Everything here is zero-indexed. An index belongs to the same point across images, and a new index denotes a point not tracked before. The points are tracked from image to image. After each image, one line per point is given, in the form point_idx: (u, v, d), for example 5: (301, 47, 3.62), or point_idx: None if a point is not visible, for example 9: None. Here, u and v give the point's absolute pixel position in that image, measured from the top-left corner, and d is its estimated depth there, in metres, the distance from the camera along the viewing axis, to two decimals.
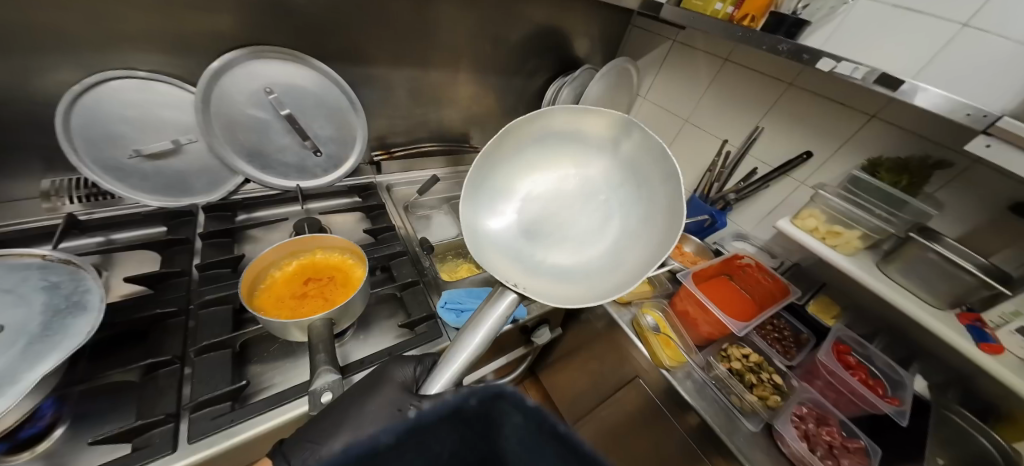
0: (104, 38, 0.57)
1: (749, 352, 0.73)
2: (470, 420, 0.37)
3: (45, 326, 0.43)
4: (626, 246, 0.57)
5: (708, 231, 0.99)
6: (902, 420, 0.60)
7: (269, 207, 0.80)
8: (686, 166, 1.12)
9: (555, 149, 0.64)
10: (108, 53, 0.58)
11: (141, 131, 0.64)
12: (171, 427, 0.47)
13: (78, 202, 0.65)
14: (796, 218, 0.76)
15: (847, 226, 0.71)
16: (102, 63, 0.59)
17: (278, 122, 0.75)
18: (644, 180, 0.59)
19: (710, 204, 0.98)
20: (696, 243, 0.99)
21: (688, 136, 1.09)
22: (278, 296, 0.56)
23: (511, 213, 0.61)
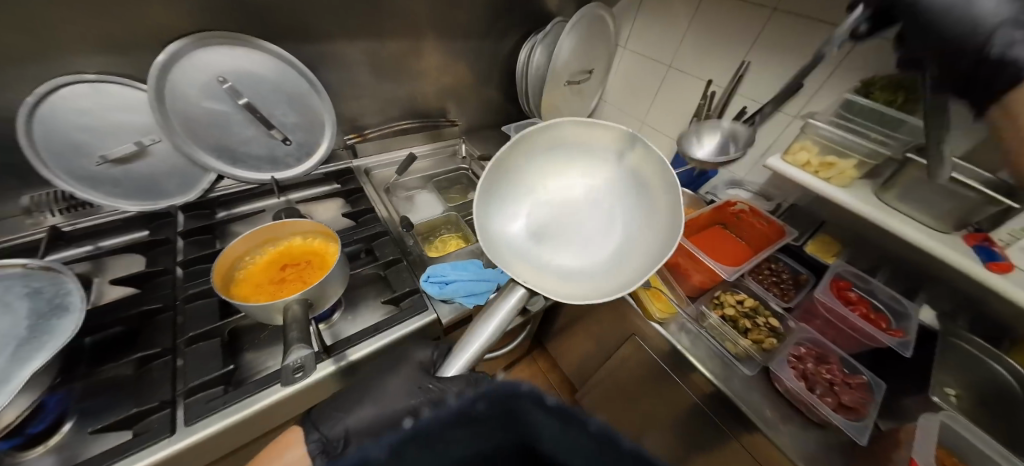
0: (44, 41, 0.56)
1: (743, 297, 0.71)
2: (485, 423, 0.40)
3: (32, 328, 0.44)
4: (638, 257, 0.50)
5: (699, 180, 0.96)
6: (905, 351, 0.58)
7: (247, 202, 0.80)
8: (672, 116, 1.07)
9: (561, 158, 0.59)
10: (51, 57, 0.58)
11: (103, 136, 0.64)
12: (167, 413, 0.49)
13: (58, 215, 0.66)
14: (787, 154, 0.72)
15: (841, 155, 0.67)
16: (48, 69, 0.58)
17: (238, 113, 0.74)
18: (654, 188, 0.55)
19: None
20: (688, 194, 0.95)
21: (671, 84, 1.03)
22: (256, 282, 0.57)
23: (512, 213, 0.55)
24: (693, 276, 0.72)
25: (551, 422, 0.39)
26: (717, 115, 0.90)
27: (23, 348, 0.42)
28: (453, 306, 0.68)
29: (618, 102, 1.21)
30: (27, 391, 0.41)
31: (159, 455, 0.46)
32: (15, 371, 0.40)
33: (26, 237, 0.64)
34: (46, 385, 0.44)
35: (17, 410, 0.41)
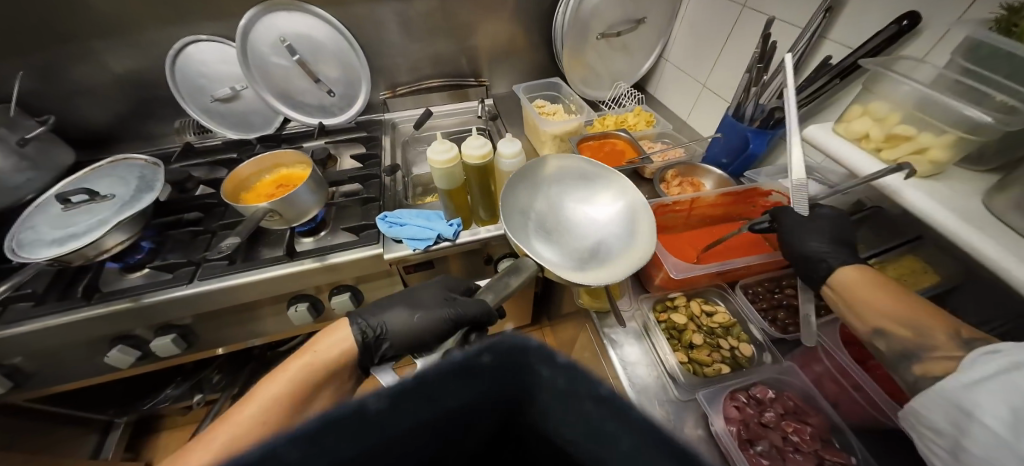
0: (185, 14, 0.86)
1: (715, 310, 0.54)
2: (481, 382, 0.23)
3: (133, 196, 0.70)
4: (595, 266, 0.53)
5: (740, 159, 0.73)
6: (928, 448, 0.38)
7: (299, 141, 0.96)
8: (730, 77, 0.83)
9: (583, 174, 0.65)
10: (189, 24, 0.88)
11: (213, 81, 0.93)
12: (191, 269, 0.69)
13: (193, 135, 0.98)
14: (839, 122, 0.53)
15: (924, 125, 0.45)
16: (188, 33, 0.89)
17: (295, 68, 0.92)
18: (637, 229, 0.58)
19: (745, 123, 0.70)
20: (716, 176, 0.74)
21: (741, 32, 0.78)
22: (256, 195, 0.72)
23: (522, 195, 0.63)
24: (654, 274, 0.56)
25: (565, 391, 0.23)
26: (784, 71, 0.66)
27: (125, 205, 0.68)
28: (401, 246, 0.73)
29: (679, 61, 0.98)
30: (122, 229, 0.67)
31: (179, 293, 0.66)
32: (116, 216, 0.66)
33: (176, 147, 0.98)
34: (137, 231, 0.69)
35: (117, 240, 0.67)
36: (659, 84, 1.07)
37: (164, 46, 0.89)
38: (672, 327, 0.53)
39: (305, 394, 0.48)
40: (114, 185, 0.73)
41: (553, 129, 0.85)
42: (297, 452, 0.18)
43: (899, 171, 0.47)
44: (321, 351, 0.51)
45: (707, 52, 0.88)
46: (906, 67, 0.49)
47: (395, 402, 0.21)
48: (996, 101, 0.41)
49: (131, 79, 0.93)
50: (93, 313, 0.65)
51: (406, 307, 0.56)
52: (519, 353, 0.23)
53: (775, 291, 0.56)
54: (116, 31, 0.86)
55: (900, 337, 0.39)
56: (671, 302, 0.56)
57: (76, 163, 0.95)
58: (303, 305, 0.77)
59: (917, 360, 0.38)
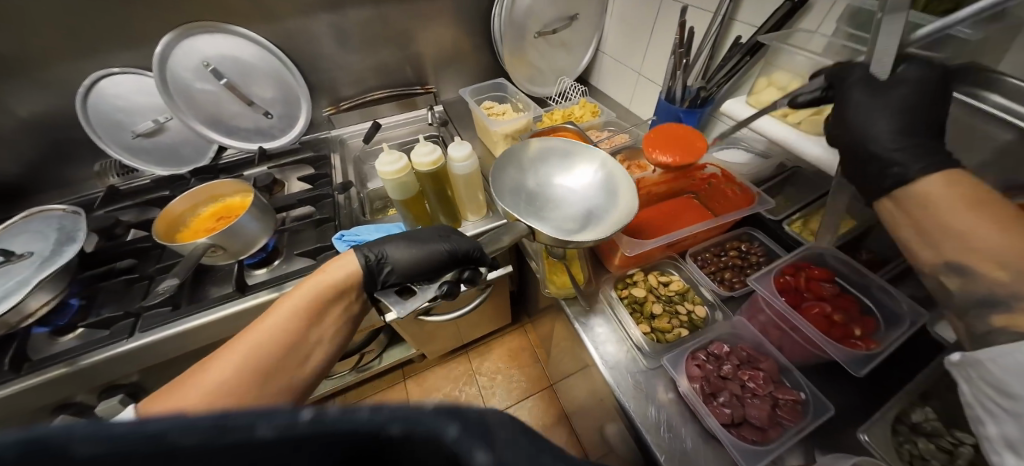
0: (88, 47, 0.79)
1: (671, 279, 0.58)
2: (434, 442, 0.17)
3: (52, 251, 0.63)
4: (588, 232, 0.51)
5: None
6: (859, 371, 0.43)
7: (240, 169, 0.91)
8: (659, 62, 0.88)
9: (565, 155, 0.64)
10: (94, 57, 0.80)
11: (132, 116, 0.86)
12: (131, 321, 0.63)
13: (117, 176, 0.90)
14: (750, 95, 0.59)
15: None
16: (94, 66, 0.81)
17: (224, 92, 0.87)
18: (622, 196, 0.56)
19: (676, 104, 0.75)
20: None
21: (665, 20, 0.83)
22: (195, 231, 0.68)
23: (508, 179, 0.60)
24: (612, 255, 0.59)
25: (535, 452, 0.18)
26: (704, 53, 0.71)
27: (42, 262, 0.61)
28: None
29: (614, 52, 1.02)
30: (43, 289, 0.60)
31: (122, 349, 0.61)
32: (33, 276, 0.59)
33: (99, 191, 0.89)
34: (63, 288, 0.63)
35: (39, 302, 0.60)
36: (600, 75, 1.11)
37: (68, 83, 0.82)
38: (634, 302, 0.57)
39: (318, 312, 0.50)
40: (27, 241, 0.65)
41: (502, 128, 0.86)
42: (201, 438, 0.13)
43: (805, 133, 0.53)
44: (329, 275, 0.52)
45: (638, 40, 0.93)
46: (801, 39, 0.54)
47: (310, 429, 0.14)
48: None
49: (32, 122, 0.84)
50: (22, 386, 0.58)
51: (404, 241, 0.57)
52: (445, 435, 0.16)
53: (720, 254, 0.60)
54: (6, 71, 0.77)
55: (993, 279, 0.33)
56: (629, 278, 0.59)
57: None
58: None
59: (1003, 310, 0.33)
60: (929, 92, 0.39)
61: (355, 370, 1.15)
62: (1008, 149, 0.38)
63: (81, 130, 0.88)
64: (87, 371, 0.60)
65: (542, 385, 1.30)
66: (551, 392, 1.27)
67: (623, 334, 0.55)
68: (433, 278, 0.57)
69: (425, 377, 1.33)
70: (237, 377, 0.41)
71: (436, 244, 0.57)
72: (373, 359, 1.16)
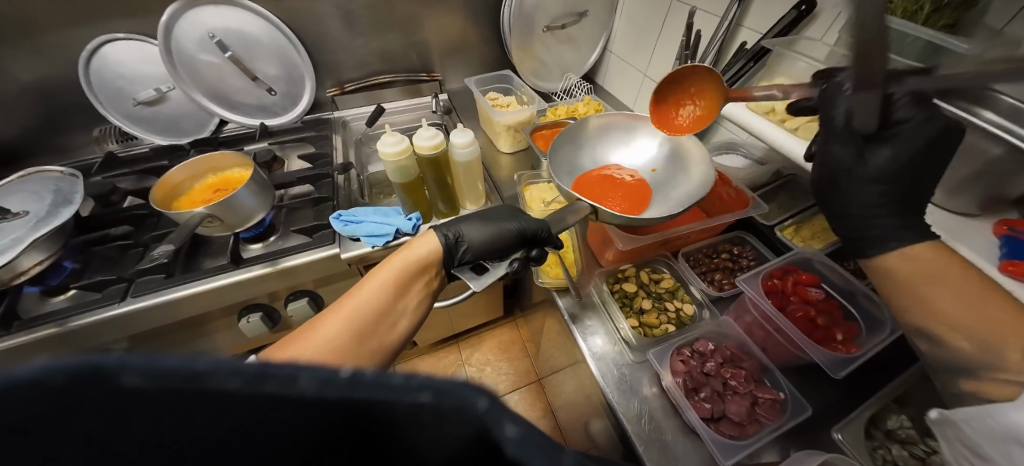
0: (91, 10, 0.78)
1: (662, 277, 0.59)
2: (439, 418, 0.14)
3: (48, 211, 0.63)
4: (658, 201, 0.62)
5: None
6: (836, 373, 0.44)
7: (241, 143, 0.91)
8: (664, 65, 0.89)
9: (618, 140, 0.73)
10: (97, 21, 0.80)
11: (134, 83, 0.85)
12: (123, 286, 0.63)
13: (116, 143, 0.90)
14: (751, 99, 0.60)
15: None
16: (97, 31, 0.81)
17: (228, 65, 0.87)
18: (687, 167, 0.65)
19: None
20: None
21: (674, 21, 0.83)
22: (193, 201, 0.68)
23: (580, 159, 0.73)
24: (606, 249, 0.60)
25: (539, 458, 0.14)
26: (708, 56, 0.71)
27: (37, 222, 0.61)
28: (359, 244, 0.72)
29: (621, 51, 1.02)
30: (38, 249, 0.60)
31: (114, 311, 0.61)
32: (28, 235, 0.59)
33: (96, 158, 0.89)
34: (55, 249, 0.62)
35: (33, 261, 0.60)
36: (606, 74, 1.11)
37: (69, 46, 0.81)
38: (624, 297, 0.57)
39: (404, 283, 0.50)
40: (22, 200, 0.65)
41: (505, 119, 0.86)
42: (241, 384, 0.12)
43: (802, 139, 0.54)
44: (412, 251, 0.54)
45: (646, 40, 0.93)
46: (805, 47, 0.55)
47: (332, 391, 0.13)
48: (875, 71, 0.48)
49: (31, 84, 0.83)
50: (14, 342, 0.58)
51: (478, 219, 0.58)
52: (467, 410, 0.14)
53: (710, 255, 0.61)
54: (6, 31, 0.76)
55: (960, 350, 0.36)
56: (620, 273, 0.60)
57: None
58: (257, 315, 0.73)
59: (972, 377, 0.36)
60: (934, 147, 0.39)
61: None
62: (995, 163, 0.39)
63: (80, 95, 0.87)
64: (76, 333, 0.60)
65: (531, 378, 1.31)
66: (538, 386, 1.29)
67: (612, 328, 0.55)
68: (504, 256, 0.58)
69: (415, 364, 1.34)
70: (339, 341, 0.42)
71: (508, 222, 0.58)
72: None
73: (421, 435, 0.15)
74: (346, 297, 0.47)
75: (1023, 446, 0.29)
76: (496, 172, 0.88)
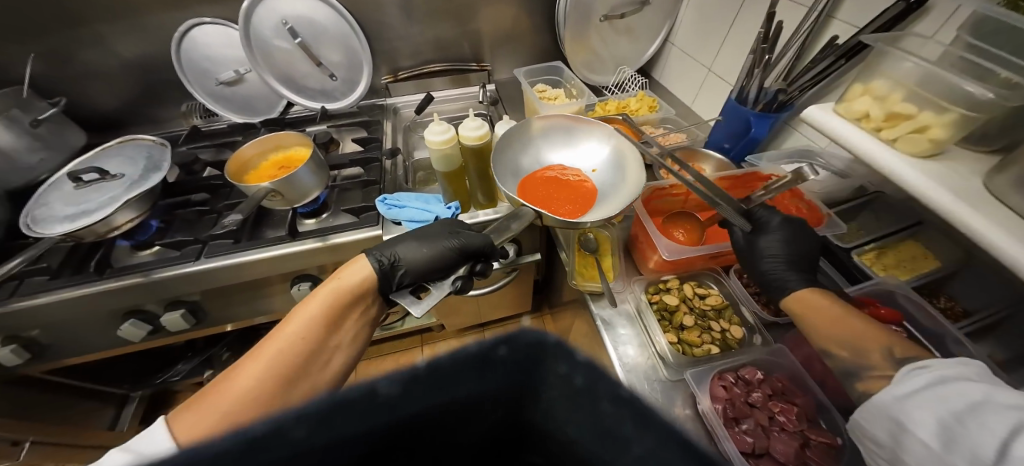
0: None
1: (709, 292, 0.54)
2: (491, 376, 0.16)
3: (142, 176, 0.72)
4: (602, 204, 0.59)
5: (740, 146, 0.71)
6: None
7: (302, 124, 0.97)
8: (736, 61, 0.81)
9: (556, 141, 0.70)
10: (191, 7, 0.88)
11: (218, 65, 0.94)
12: (197, 247, 0.70)
13: (200, 118, 1.00)
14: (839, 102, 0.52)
15: (924, 104, 0.44)
16: (191, 16, 0.90)
17: (297, 51, 0.93)
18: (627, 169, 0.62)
19: (748, 107, 0.68)
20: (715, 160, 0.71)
21: (750, 13, 0.75)
22: (259, 176, 0.74)
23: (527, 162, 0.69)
24: (649, 257, 0.56)
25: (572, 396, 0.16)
26: (788, 52, 0.64)
27: (134, 184, 0.70)
28: (399, 228, 0.74)
29: (686, 45, 0.95)
30: (133, 208, 0.69)
31: (187, 269, 0.68)
32: (126, 195, 0.68)
33: (183, 130, 1.00)
34: (145, 209, 0.71)
35: (128, 218, 0.69)
36: (667, 69, 1.03)
37: (168, 30, 0.91)
38: (664, 309, 0.53)
39: (337, 317, 0.52)
40: (124, 164, 0.75)
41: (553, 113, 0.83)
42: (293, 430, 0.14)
43: (901, 152, 0.46)
44: (344, 281, 0.55)
45: (717, 33, 0.85)
46: (912, 45, 0.47)
47: (412, 388, 0.15)
48: (1004, 76, 0.40)
49: (137, 63, 0.94)
50: (108, 286, 0.67)
51: (415, 241, 0.59)
52: (540, 342, 0.16)
53: None
54: (120, 15, 0.87)
55: (840, 357, 0.38)
56: (662, 284, 0.56)
57: (89, 145, 0.97)
58: (305, 285, 0.79)
59: (858, 379, 0.37)
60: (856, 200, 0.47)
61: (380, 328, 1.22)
62: None
63: (174, 74, 0.98)
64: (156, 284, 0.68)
65: None
66: None
67: (648, 341, 0.52)
68: (447, 274, 0.59)
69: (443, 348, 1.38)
70: (264, 385, 0.43)
71: (446, 239, 0.60)
72: (398, 322, 1.21)
73: (464, 427, 0.18)
74: (269, 338, 0.48)
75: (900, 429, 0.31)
76: None
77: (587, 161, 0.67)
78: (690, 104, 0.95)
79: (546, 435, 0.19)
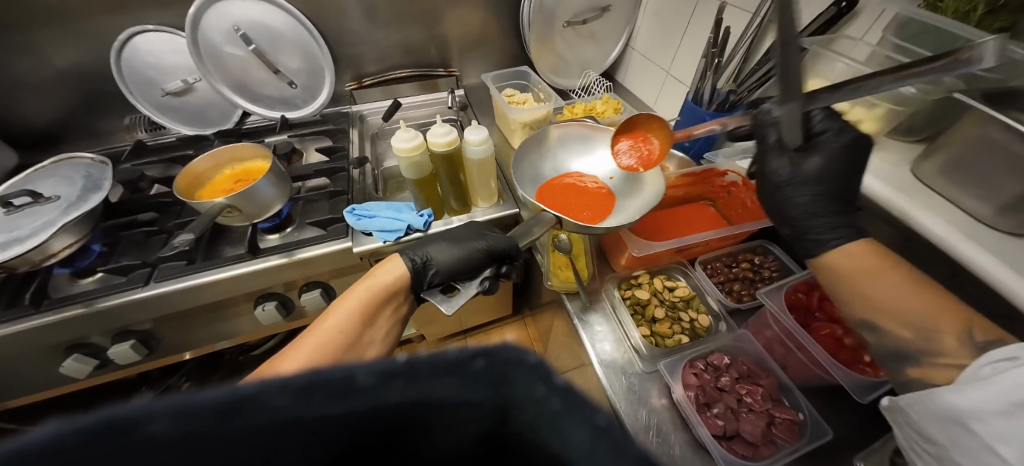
0: (124, 2, 0.81)
1: (677, 285, 0.57)
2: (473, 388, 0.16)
3: (80, 197, 0.66)
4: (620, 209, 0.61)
5: (700, 143, 0.75)
6: (859, 397, 0.43)
7: (261, 135, 0.93)
8: (692, 64, 0.85)
9: (570, 149, 0.72)
10: (130, 13, 0.82)
11: (163, 74, 0.88)
12: (145, 271, 0.66)
13: (146, 132, 0.93)
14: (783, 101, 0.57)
15: (855, 101, 0.49)
16: (131, 23, 0.84)
17: (252, 58, 0.88)
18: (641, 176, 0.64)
19: (705, 107, 0.72)
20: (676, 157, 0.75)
21: (701, 17, 0.80)
22: (214, 191, 0.70)
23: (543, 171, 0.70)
24: (620, 255, 0.58)
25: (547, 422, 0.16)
26: (737, 54, 0.68)
27: (70, 206, 0.64)
28: (371, 239, 0.72)
29: (646, 49, 0.99)
30: (70, 232, 0.63)
31: (137, 294, 0.63)
32: (61, 219, 0.62)
33: (127, 145, 0.93)
34: (85, 233, 0.65)
35: (65, 244, 0.63)
36: (629, 72, 1.07)
37: (104, 37, 0.84)
38: (636, 304, 0.55)
39: (373, 311, 0.52)
40: (58, 185, 0.68)
41: (521, 117, 0.85)
42: (286, 399, 0.14)
43: None
44: (378, 278, 0.55)
45: (673, 37, 0.89)
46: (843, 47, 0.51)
47: (391, 380, 0.15)
48: (922, 75, 0.44)
49: (69, 73, 0.87)
50: (44, 320, 0.61)
51: (445, 242, 0.60)
52: (515, 360, 0.16)
53: (728, 265, 0.59)
54: (46, 21, 0.80)
55: (901, 337, 0.37)
56: (633, 280, 0.58)
57: (15, 164, 0.88)
58: (272, 304, 0.75)
59: (914, 364, 0.37)
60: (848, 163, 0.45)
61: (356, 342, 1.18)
62: None
63: (113, 85, 0.91)
64: (100, 314, 0.63)
65: None
66: None
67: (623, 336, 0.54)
68: (473, 276, 0.59)
69: None
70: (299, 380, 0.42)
71: (475, 241, 0.60)
72: None
73: (442, 430, 0.17)
74: (309, 332, 0.47)
75: (964, 428, 0.31)
76: (509, 170, 0.87)
77: (603, 169, 0.69)
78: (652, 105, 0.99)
79: (528, 446, 0.18)
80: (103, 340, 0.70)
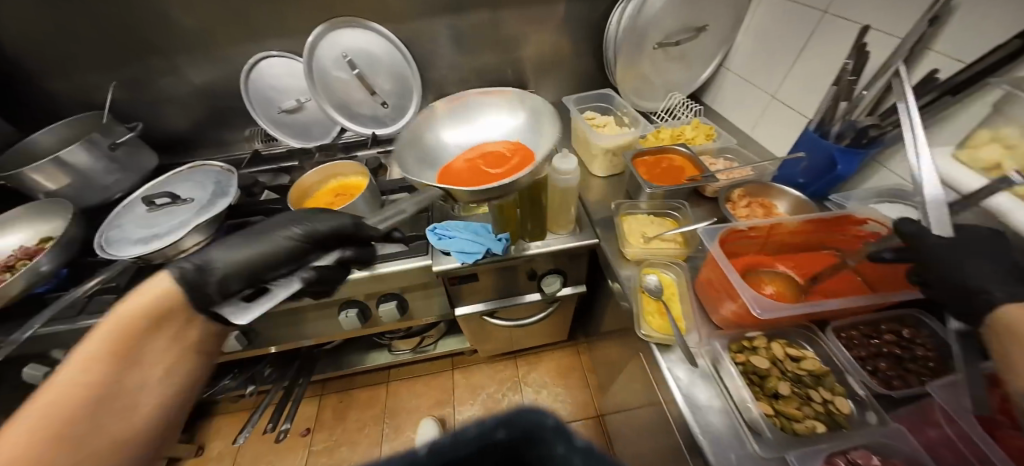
0: (258, 32, 0.93)
1: (804, 355, 0.48)
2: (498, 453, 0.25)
3: (210, 201, 0.75)
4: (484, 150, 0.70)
5: (823, 182, 0.65)
6: None
7: (354, 150, 1.00)
8: (805, 92, 0.76)
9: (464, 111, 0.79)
10: (260, 41, 0.94)
11: (281, 94, 0.99)
12: None
13: (260, 142, 1.06)
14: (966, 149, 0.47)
15: None
16: (259, 49, 0.95)
17: (354, 81, 0.96)
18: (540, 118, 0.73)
19: (833, 140, 0.62)
20: (793, 199, 0.66)
21: (823, 39, 0.71)
22: (318, 203, 0.76)
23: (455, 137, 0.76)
24: (723, 304, 0.52)
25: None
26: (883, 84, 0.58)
27: (203, 209, 0.73)
28: (450, 259, 0.73)
29: (743, 72, 0.90)
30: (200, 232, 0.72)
31: None
32: (196, 220, 0.71)
33: (244, 154, 1.05)
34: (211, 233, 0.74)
35: (195, 242, 0.72)
36: (720, 96, 0.99)
37: (237, 61, 0.96)
38: (753, 372, 0.48)
39: (129, 347, 0.49)
40: (193, 189, 0.79)
41: (607, 143, 0.80)
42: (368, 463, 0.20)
43: None
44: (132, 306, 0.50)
45: (781, 61, 0.80)
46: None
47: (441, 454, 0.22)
48: None
49: (206, 91, 1.01)
50: None
51: (231, 243, 0.58)
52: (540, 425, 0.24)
53: (861, 337, 0.50)
54: (195, 48, 0.93)
55: None
56: (747, 342, 0.51)
57: (159, 166, 1.04)
58: (351, 312, 0.78)
59: None
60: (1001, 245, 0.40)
61: (412, 351, 1.19)
62: None
63: (238, 101, 1.03)
64: None
65: (590, 412, 1.20)
66: (598, 422, 1.17)
67: (732, 407, 0.46)
68: (292, 270, 0.62)
69: (473, 374, 1.32)
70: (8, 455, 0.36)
71: (288, 230, 0.60)
72: (431, 346, 1.20)
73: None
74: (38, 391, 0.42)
75: None
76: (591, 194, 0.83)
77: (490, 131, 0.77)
78: (747, 133, 0.90)
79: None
80: (210, 329, 0.78)
